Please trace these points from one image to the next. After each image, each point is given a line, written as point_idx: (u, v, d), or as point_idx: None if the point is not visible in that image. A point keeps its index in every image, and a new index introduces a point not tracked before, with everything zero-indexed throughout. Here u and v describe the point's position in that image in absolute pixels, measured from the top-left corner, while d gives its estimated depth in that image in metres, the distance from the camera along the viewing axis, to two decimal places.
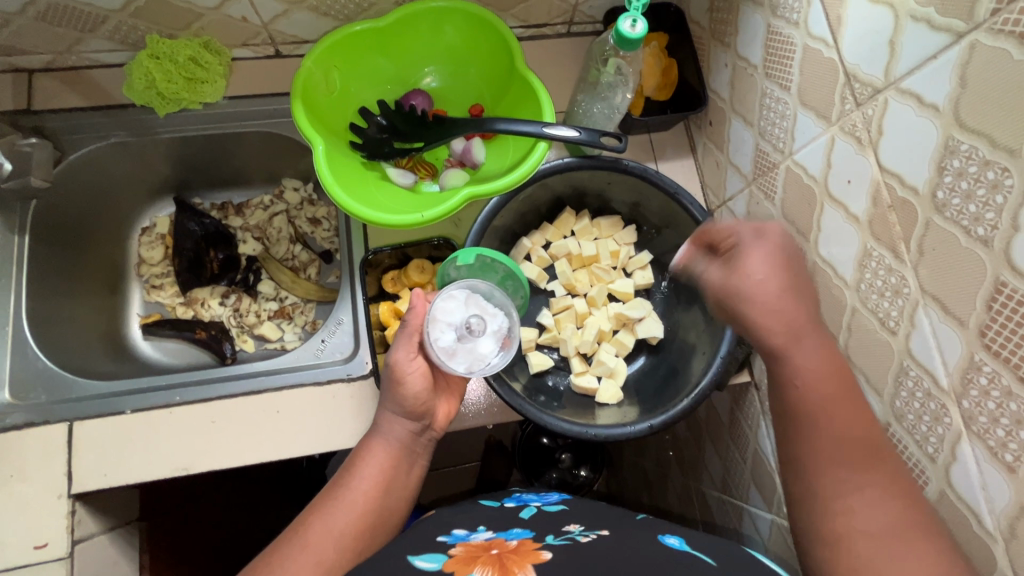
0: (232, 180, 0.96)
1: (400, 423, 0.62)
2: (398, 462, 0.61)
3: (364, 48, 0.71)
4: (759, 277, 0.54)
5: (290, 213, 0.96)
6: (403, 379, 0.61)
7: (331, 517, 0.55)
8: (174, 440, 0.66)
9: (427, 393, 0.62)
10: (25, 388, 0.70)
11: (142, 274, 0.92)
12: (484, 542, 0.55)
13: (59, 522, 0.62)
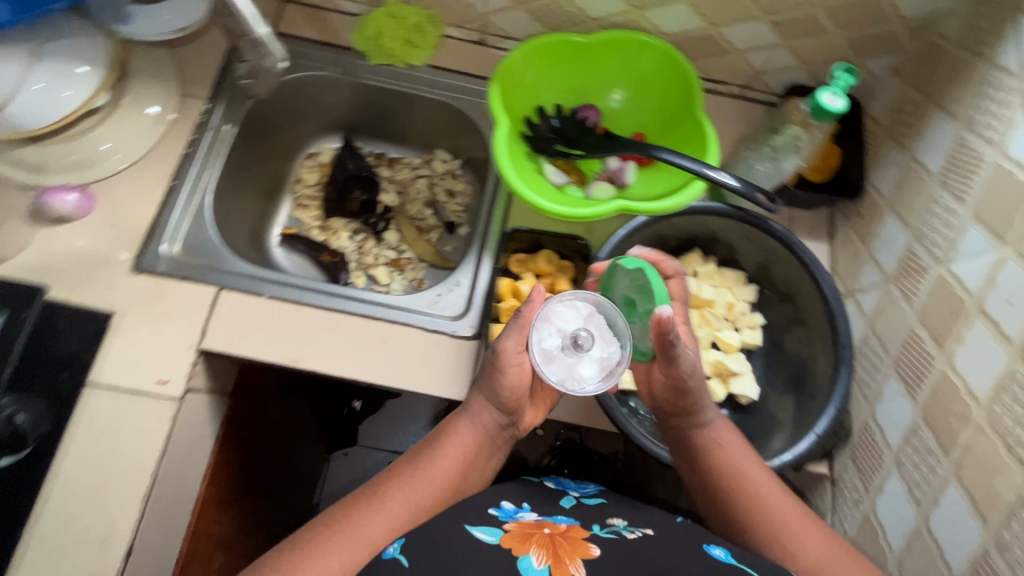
0: (395, 136, 1.07)
1: (489, 410, 0.66)
2: (479, 445, 0.65)
3: (562, 57, 0.79)
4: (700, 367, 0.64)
5: (432, 179, 1.06)
6: (502, 371, 0.64)
7: (412, 483, 0.60)
8: (293, 333, 0.74)
9: (522, 390, 0.65)
10: (190, 250, 0.78)
11: (295, 191, 1.03)
12: (534, 521, 0.58)
13: (184, 366, 0.71)
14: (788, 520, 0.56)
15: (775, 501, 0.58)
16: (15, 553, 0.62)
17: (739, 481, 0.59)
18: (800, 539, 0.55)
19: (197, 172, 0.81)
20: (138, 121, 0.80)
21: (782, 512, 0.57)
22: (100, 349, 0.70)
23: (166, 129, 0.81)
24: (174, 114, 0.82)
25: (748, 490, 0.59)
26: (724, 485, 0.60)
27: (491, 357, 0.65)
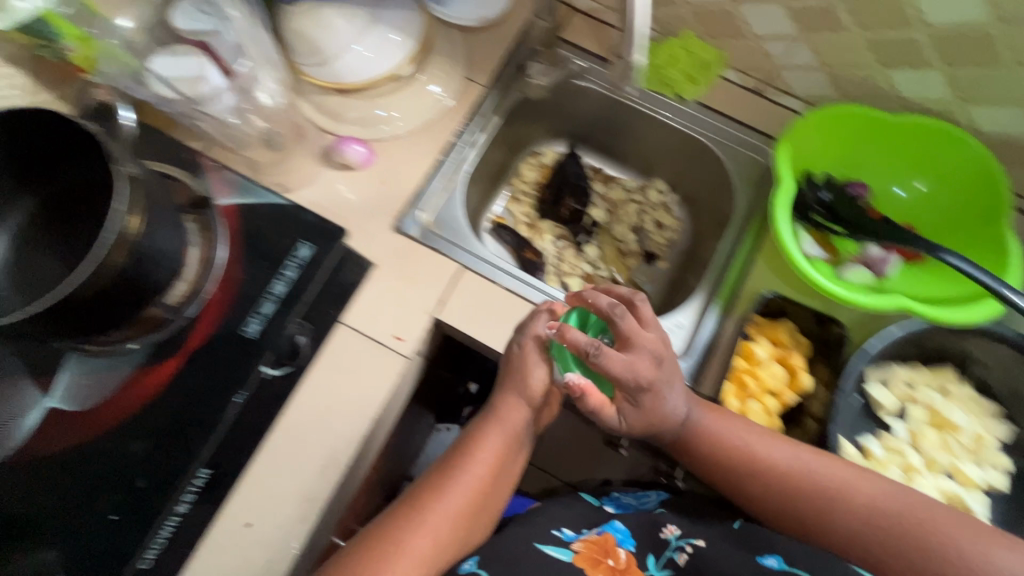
0: (618, 156, 1.08)
1: (516, 411, 0.67)
2: (511, 444, 0.66)
3: (856, 129, 0.76)
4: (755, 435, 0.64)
5: (643, 207, 1.05)
6: (517, 377, 0.67)
7: (451, 493, 0.61)
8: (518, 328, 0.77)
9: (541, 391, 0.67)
10: (440, 225, 0.83)
11: (513, 184, 1.07)
12: (599, 539, 0.63)
13: (420, 328, 0.72)
14: (806, 468, 0.61)
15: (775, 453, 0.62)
16: (238, 479, 0.61)
17: (784, 481, 0.61)
18: (839, 491, 0.59)
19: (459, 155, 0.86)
20: (423, 96, 0.85)
21: (807, 471, 0.61)
22: (355, 293, 0.70)
23: (443, 110, 0.86)
24: (453, 97, 0.86)
25: (780, 475, 0.61)
26: (754, 487, 0.62)
27: (512, 358, 0.68)
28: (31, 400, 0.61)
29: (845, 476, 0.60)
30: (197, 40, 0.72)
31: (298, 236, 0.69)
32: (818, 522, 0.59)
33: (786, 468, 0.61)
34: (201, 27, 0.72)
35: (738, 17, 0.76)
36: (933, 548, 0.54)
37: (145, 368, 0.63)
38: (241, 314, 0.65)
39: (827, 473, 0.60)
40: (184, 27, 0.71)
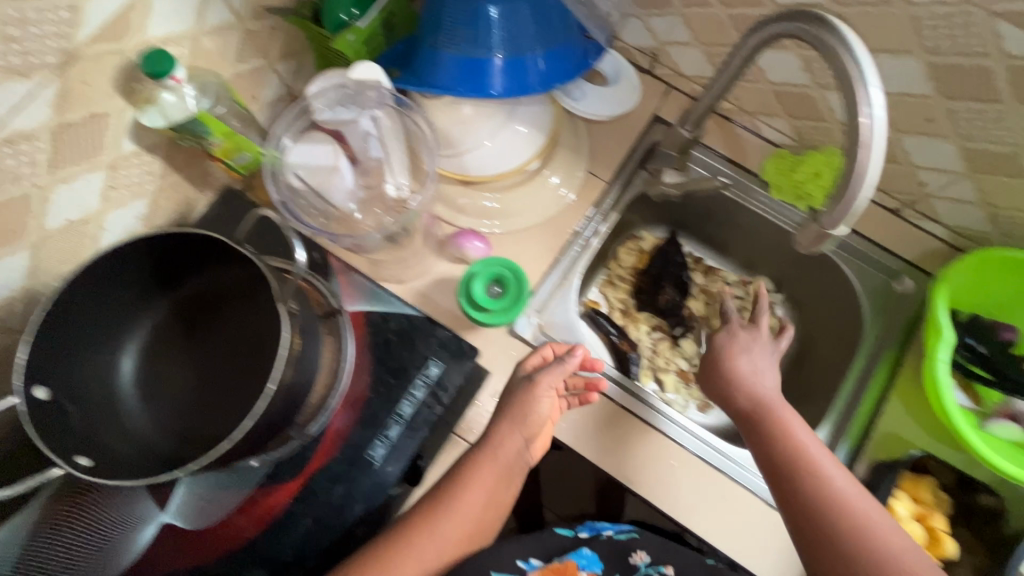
0: (722, 247, 1.02)
1: (510, 449, 0.61)
2: (501, 483, 0.62)
3: (1016, 275, 0.72)
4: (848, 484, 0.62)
5: (744, 304, 1.00)
6: (515, 414, 0.62)
7: (428, 543, 0.58)
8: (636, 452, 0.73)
9: (540, 428, 0.63)
10: (548, 326, 0.79)
11: (608, 267, 1.01)
12: (560, 566, 0.66)
13: None
14: (773, 414, 0.68)
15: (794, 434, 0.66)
16: None
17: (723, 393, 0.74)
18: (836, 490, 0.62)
19: (575, 256, 0.81)
20: (544, 190, 0.82)
21: (802, 445, 0.65)
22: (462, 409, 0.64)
23: (562, 206, 0.82)
24: (574, 193, 0.83)
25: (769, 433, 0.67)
26: (754, 428, 0.68)
27: (524, 393, 0.63)
28: (148, 515, 0.59)
29: (827, 457, 0.64)
30: (332, 128, 0.69)
31: (426, 352, 0.66)
32: (781, 475, 0.63)
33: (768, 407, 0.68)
34: (340, 118, 0.68)
35: (899, 146, 0.72)
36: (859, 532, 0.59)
37: (261, 488, 0.60)
38: (367, 437, 0.62)
39: (799, 440, 0.65)
40: (323, 118, 0.68)
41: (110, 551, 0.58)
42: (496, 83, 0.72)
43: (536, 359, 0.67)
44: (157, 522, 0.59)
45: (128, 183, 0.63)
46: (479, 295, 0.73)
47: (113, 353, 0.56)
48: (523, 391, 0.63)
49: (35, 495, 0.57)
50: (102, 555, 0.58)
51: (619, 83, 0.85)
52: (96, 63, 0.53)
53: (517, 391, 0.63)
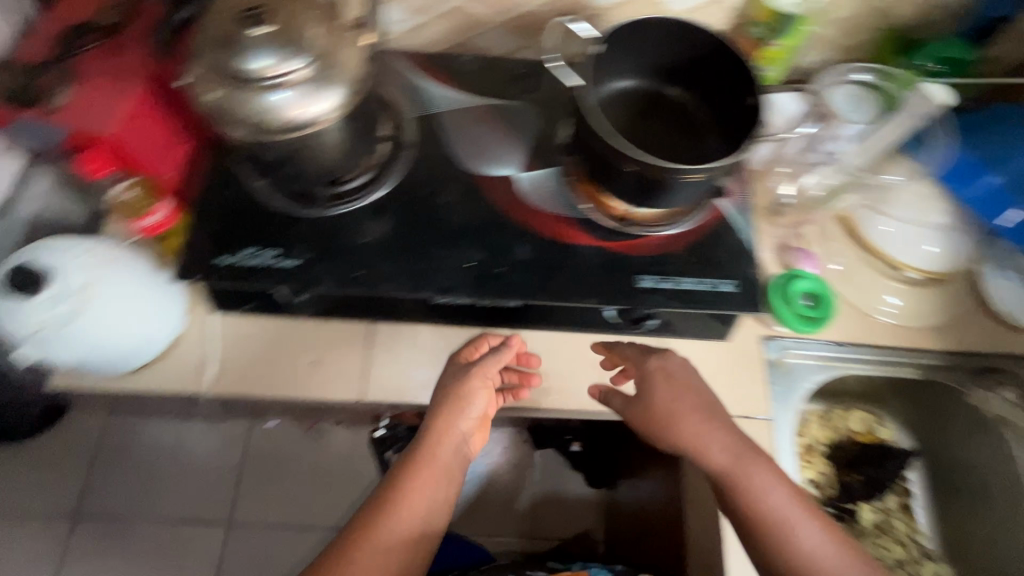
0: (936, 506, 0.94)
1: (449, 449, 0.70)
2: (440, 475, 0.69)
3: None
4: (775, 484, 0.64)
5: (908, 561, 0.90)
6: (456, 411, 0.70)
7: (389, 523, 0.65)
8: None
9: (480, 418, 0.72)
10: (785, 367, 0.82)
11: (836, 408, 0.98)
12: None
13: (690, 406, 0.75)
14: (750, 477, 0.64)
15: (758, 492, 0.64)
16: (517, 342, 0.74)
17: (690, 428, 0.68)
18: (819, 560, 0.62)
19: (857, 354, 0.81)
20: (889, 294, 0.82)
21: (790, 521, 0.63)
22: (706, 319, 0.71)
23: (875, 317, 0.81)
24: (894, 319, 0.81)
25: (736, 493, 0.64)
26: (740, 495, 0.64)
27: (455, 399, 0.70)
28: (507, 162, 0.78)
29: (802, 513, 0.63)
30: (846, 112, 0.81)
31: (729, 273, 0.74)
32: (777, 560, 0.61)
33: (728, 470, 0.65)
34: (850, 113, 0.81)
35: None
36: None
37: (568, 219, 0.74)
38: (645, 268, 0.72)
39: (778, 512, 0.63)
40: (833, 98, 0.82)
41: (480, 152, 0.78)
42: (977, 194, 0.85)
43: (465, 355, 0.73)
44: (508, 170, 0.77)
45: (698, 17, 0.82)
46: (796, 288, 0.79)
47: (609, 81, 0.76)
48: (456, 381, 0.70)
49: (490, 95, 0.83)
50: (472, 151, 0.78)
51: None
52: None
53: (458, 388, 0.70)
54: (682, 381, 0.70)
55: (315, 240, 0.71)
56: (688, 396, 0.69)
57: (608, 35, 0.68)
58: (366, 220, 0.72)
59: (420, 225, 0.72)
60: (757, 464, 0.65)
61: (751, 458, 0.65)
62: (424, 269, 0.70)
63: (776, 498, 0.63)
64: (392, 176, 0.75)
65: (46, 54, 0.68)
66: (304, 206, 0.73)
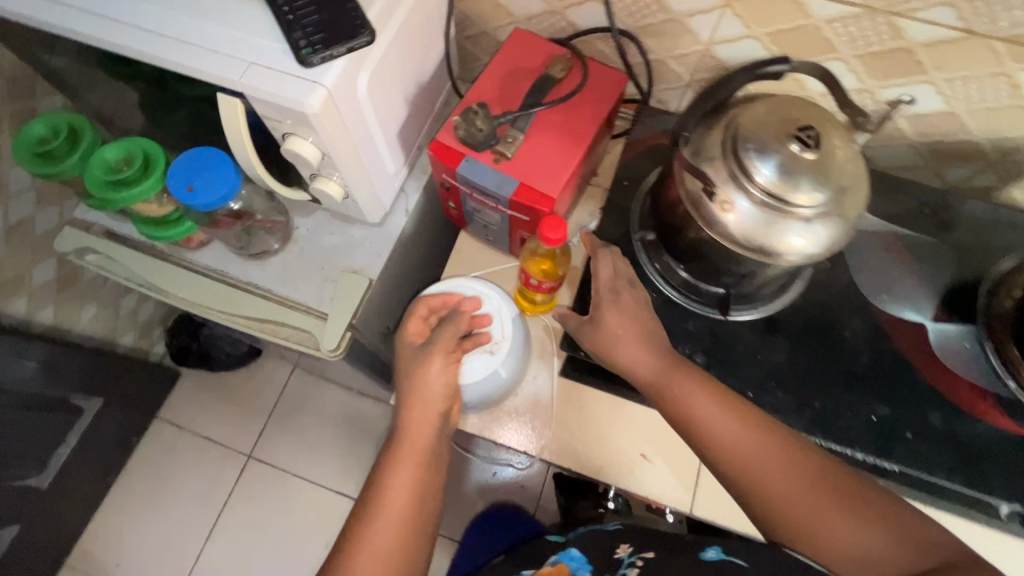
0: None
1: (421, 425, 0.63)
2: (416, 469, 0.60)
3: None
4: (790, 475, 0.52)
5: None
6: (416, 377, 0.65)
7: (388, 509, 0.57)
8: None
9: (443, 392, 0.65)
10: None
11: None
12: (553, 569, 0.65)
13: None
14: (682, 394, 0.58)
15: (698, 406, 0.57)
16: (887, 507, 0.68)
17: (711, 412, 0.57)
18: (790, 465, 0.53)
19: None
20: None
21: (715, 424, 0.56)
22: None
23: None
24: None
25: (679, 413, 0.58)
26: (718, 461, 0.55)
27: (423, 355, 0.66)
28: (919, 307, 0.70)
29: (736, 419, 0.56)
30: None
31: None
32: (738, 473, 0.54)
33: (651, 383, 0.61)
34: None
35: None
36: (914, 525, 0.49)
37: (991, 394, 0.65)
38: None
39: (730, 434, 0.55)
40: None
41: (882, 288, 0.71)
42: None
43: (417, 326, 0.69)
44: (921, 317, 0.69)
45: None
46: None
47: None
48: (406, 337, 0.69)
49: (891, 223, 0.75)
50: (881, 284, 0.71)
51: None
52: None
53: (404, 357, 0.67)
54: (622, 318, 0.64)
55: (707, 342, 0.67)
56: (620, 314, 0.65)
57: None
58: (761, 333, 0.68)
59: (823, 357, 0.67)
60: (686, 377, 0.59)
61: (686, 371, 0.60)
62: (826, 413, 0.64)
63: (732, 437, 0.55)
64: (794, 289, 0.69)
65: (492, 95, 0.68)
66: (700, 303, 0.69)
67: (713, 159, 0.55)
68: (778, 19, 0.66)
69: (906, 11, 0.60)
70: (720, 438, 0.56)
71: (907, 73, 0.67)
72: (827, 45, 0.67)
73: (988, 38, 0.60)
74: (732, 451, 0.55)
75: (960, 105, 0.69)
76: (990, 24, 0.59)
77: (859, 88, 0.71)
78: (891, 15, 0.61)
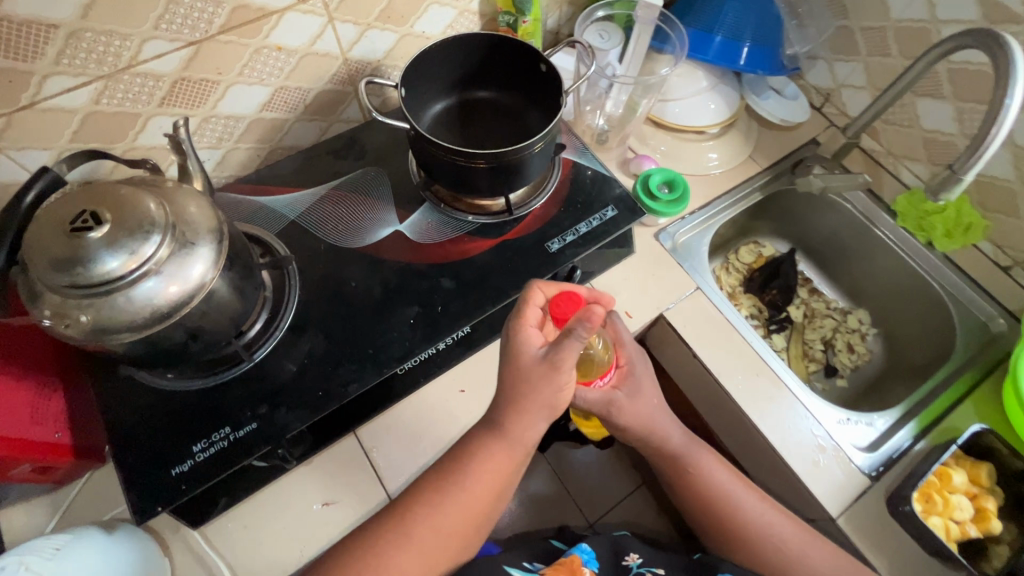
0: (833, 274, 1.16)
1: (518, 428, 0.63)
2: (450, 503, 0.64)
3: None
4: (772, 521, 0.75)
5: (836, 326, 1.13)
6: (536, 391, 0.61)
7: (438, 507, 0.64)
8: (715, 354, 0.87)
9: (544, 412, 0.62)
10: (678, 250, 0.97)
11: (728, 257, 1.19)
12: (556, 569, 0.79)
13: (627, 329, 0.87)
14: (697, 475, 0.79)
15: (707, 474, 0.79)
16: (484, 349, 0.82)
17: (731, 486, 0.78)
18: (760, 526, 0.75)
19: (704, 212, 1.00)
20: (700, 154, 1.02)
21: (732, 496, 0.77)
22: (605, 242, 0.82)
23: (705, 173, 1.02)
24: (716, 169, 1.03)
25: (693, 476, 0.79)
26: (717, 527, 0.77)
27: (542, 369, 0.60)
28: (387, 221, 0.81)
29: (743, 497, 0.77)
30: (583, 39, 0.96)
31: (607, 201, 0.86)
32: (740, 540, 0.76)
33: (693, 464, 0.79)
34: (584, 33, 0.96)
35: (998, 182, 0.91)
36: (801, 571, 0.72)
37: (465, 235, 0.81)
38: (549, 232, 0.82)
39: (707, 475, 0.78)
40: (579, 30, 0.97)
41: (353, 231, 0.80)
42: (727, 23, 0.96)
43: (534, 315, 0.63)
44: (392, 227, 0.81)
45: (456, 28, 0.92)
46: (653, 184, 0.91)
47: (429, 102, 0.84)
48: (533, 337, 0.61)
49: (326, 181, 0.84)
50: (351, 230, 0.80)
51: (795, 101, 1.06)
52: None
53: (520, 367, 0.61)
54: (646, 403, 0.77)
55: (260, 390, 0.69)
56: (649, 388, 0.78)
57: (402, 77, 0.74)
58: (294, 341, 0.72)
59: (349, 316, 0.74)
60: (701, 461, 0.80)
61: (699, 449, 0.80)
62: (383, 350, 0.72)
63: (749, 504, 0.76)
64: (296, 291, 0.75)
65: None
66: (229, 368, 0.70)
67: (40, 295, 0.53)
68: (58, 128, 0.67)
69: (133, 61, 0.66)
70: (718, 514, 0.77)
71: (212, 90, 0.75)
72: (126, 115, 0.71)
73: (212, 39, 0.69)
74: (739, 507, 0.76)
75: (277, 80, 0.80)
76: (197, 31, 0.67)
77: (203, 119, 0.78)
78: (128, 69, 0.66)
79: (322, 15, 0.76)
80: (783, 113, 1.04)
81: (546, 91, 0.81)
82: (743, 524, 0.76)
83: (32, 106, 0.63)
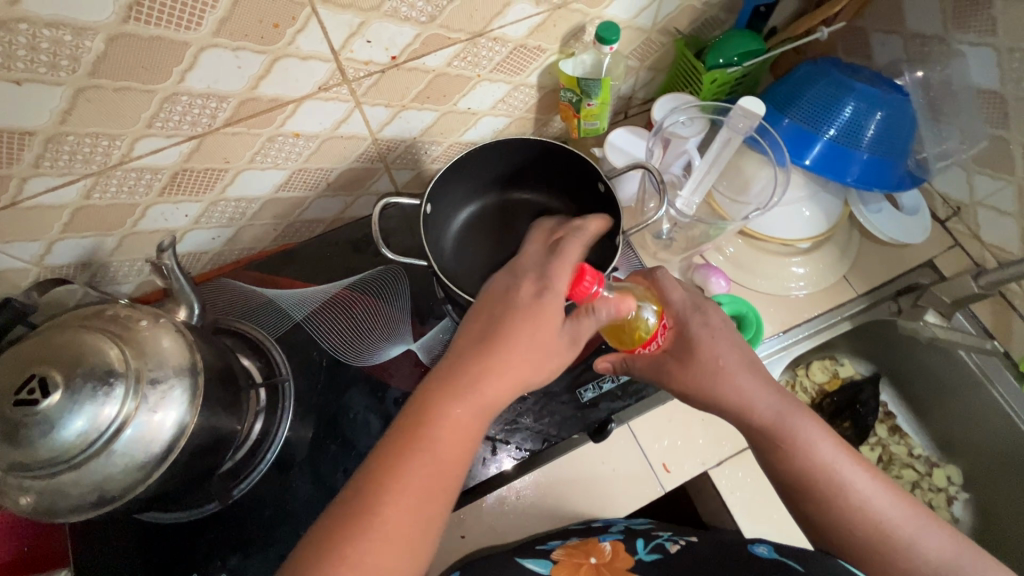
0: (924, 416, 0.97)
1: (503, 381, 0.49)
2: (445, 466, 0.47)
3: None
4: (888, 502, 0.55)
5: (918, 483, 0.94)
6: (533, 331, 0.51)
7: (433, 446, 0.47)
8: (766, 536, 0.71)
9: (535, 367, 0.51)
10: None
11: (795, 373, 0.99)
12: (581, 542, 0.64)
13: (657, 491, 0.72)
14: (798, 432, 0.58)
15: (813, 447, 0.57)
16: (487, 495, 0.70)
17: (842, 458, 0.57)
18: (872, 512, 0.55)
19: (775, 342, 0.84)
20: (784, 271, 0.85)
21: (842, 470, 0.56)
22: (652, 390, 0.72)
23: (786, 295, 0.85)
24: (801, 292, 0.85)
25: (794, 449, 0.57)
26: (826, 507, 0.56)
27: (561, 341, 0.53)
28: (400, 338, 0.72)
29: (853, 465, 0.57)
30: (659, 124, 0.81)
31: None
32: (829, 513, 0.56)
33: (789, 425, 0.58)
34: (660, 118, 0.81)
35: None
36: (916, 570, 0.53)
37: None
38: (587, 375, 0.73)
39: (814, 444, 0.57)
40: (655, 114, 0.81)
41: (363, 346, 0.71)
42: (842, 123, 0.77)
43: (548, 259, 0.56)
44: (404, 346, 0.71)
45: (509, 102, 0.78)
46: None
47: (463, 201, 0.72)
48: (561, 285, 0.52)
49: (342, 279, 0.76)
50: (359, 345, 0.71)
51: (914, 216, 0.86)
52: (569, 15, 0.68)
53: (510, 303, 0.52)
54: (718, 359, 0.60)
55: (235, 534, 0.62)
56: (719, 341, 0.60)
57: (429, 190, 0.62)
58: (279, 480, 0.64)
59: (342, 457, 0.66)
60: (803, 416, 0.58)
61: (799, 413, 0.59)
62: None
63: (863, 481, 0.56)
64: (288, 413, 0.67)
65: None
66: (201, 505, 0.62)
67: None
68: (46, 222, 0.60)
69: (126, 158, 0.57)
70: (820, 484, 0.56)
71: (219, 177, 0.66)
72: (123, 206, 0.63)
73: (217, 131, 0.60)
74: (853, 486, 0.56)
75: (295, 163, 0.70)
76: (199, 125, 0.58)
77: (210, 204, 0.69)
78: (121, 165, 0.58)
79: (349, 100, 0.64)
80: (899, 231, 0.84)
81: (603, 209, 0.68)
82: (858, 505, 0.55)
83: (14, 205, 0.56)
